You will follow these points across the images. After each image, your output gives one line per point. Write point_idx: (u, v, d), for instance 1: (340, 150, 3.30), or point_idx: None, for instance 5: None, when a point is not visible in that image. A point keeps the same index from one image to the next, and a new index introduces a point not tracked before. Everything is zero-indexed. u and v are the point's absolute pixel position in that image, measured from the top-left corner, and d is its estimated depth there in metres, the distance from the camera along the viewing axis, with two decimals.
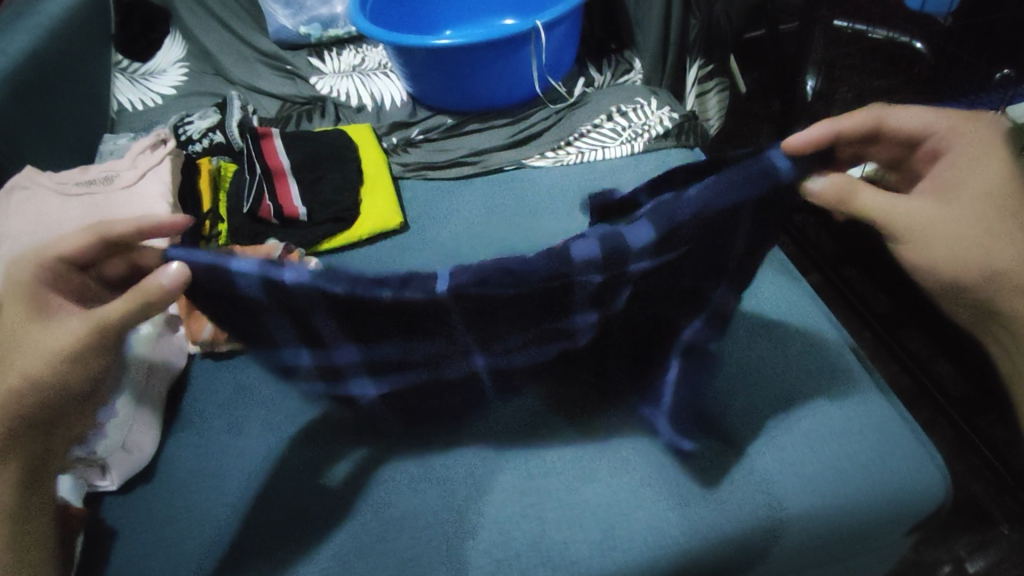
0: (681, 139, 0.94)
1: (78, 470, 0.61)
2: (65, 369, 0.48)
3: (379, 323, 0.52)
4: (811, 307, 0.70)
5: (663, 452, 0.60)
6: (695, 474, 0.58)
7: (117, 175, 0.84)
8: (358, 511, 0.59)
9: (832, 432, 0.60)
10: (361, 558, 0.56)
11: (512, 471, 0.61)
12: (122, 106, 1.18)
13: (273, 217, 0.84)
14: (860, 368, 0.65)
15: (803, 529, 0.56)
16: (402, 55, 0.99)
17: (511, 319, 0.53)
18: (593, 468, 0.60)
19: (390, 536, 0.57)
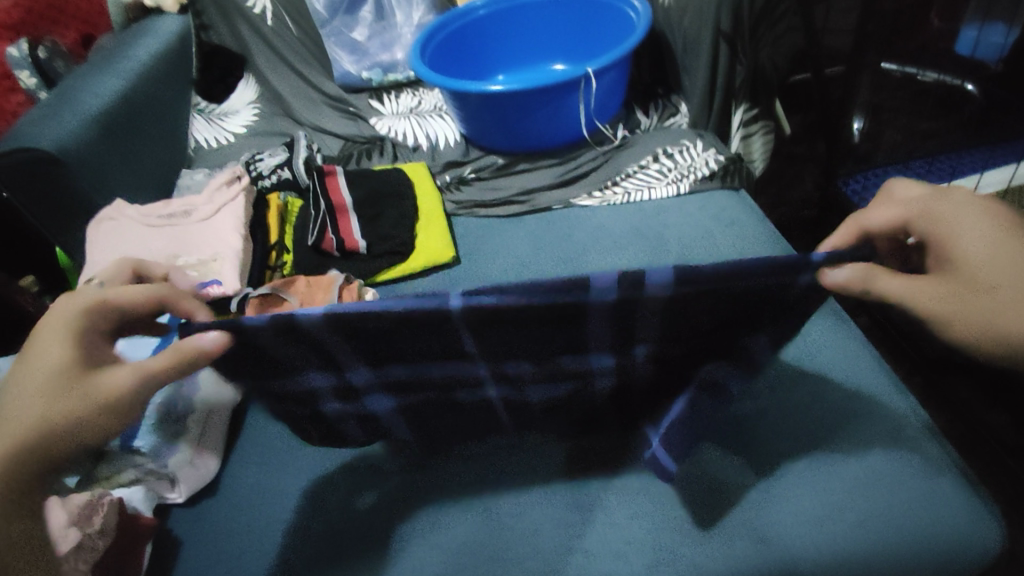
0: (726, 181, 0.95)
1: (149, 482, 0.65)
2: (85, 424, 0.45)
3: (408, 348, 0.52)
4: (861, 351, 0.71)
5: (708, 492, 0.60)
6: (739, 515, 0.59)
7: (195, 209, 0.91)
8: (406, 536, 0.61)
9: (879, 480, 0.58)
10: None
11: (553, 503, 0.62)
12: (198, 143, 1.27)
13: (334, 250, 0.89)
14: (910, 414, 0.63)
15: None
16: (457, 100, 1.05)
17: (527, 348, 0.53)
18: (635, 504, 0.61)
19: (436, 561, 0.59)
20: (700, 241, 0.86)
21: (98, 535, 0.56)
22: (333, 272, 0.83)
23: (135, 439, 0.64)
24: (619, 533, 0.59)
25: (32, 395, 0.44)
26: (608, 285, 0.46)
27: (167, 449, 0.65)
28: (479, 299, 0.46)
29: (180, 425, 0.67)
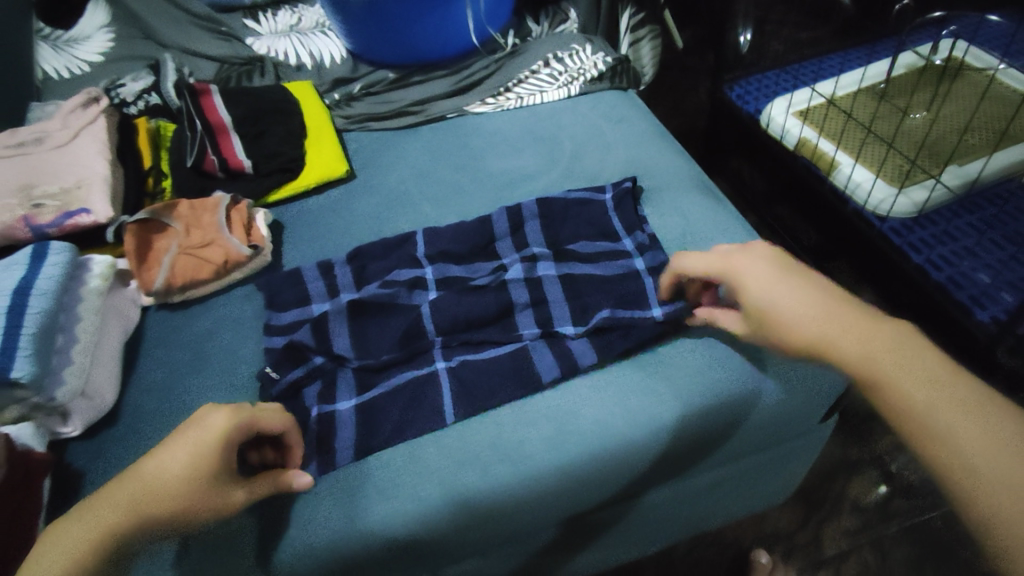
0: (614, 82, 0.99)
1: (38, 419, 0.61)
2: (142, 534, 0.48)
3: (377, 330, 0.67)
4: (747, 238, 0.74)
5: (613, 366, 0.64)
6: (644, 377, 0.63)
7: (49, 135, 0.82)
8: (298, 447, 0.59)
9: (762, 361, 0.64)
10: (321, 489, 0.58)
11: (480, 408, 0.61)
12: (46, 74, 1.14)
13: (217, 170, 0.84)
14: None
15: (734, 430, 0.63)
16: (337, 9, 0.99)
17: (464, 305, 0.67)
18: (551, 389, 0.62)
19: (351, 477, 0.58)
20: (592, 138, 0.89)
21: None
22: (217, 194, 0.79)
23: (9, 370, 0.57)
24: (532, 405, 0.62)
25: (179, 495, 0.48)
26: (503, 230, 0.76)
27: (53, 381, 0.61)
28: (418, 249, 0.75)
29: (65, 356, 0.63)
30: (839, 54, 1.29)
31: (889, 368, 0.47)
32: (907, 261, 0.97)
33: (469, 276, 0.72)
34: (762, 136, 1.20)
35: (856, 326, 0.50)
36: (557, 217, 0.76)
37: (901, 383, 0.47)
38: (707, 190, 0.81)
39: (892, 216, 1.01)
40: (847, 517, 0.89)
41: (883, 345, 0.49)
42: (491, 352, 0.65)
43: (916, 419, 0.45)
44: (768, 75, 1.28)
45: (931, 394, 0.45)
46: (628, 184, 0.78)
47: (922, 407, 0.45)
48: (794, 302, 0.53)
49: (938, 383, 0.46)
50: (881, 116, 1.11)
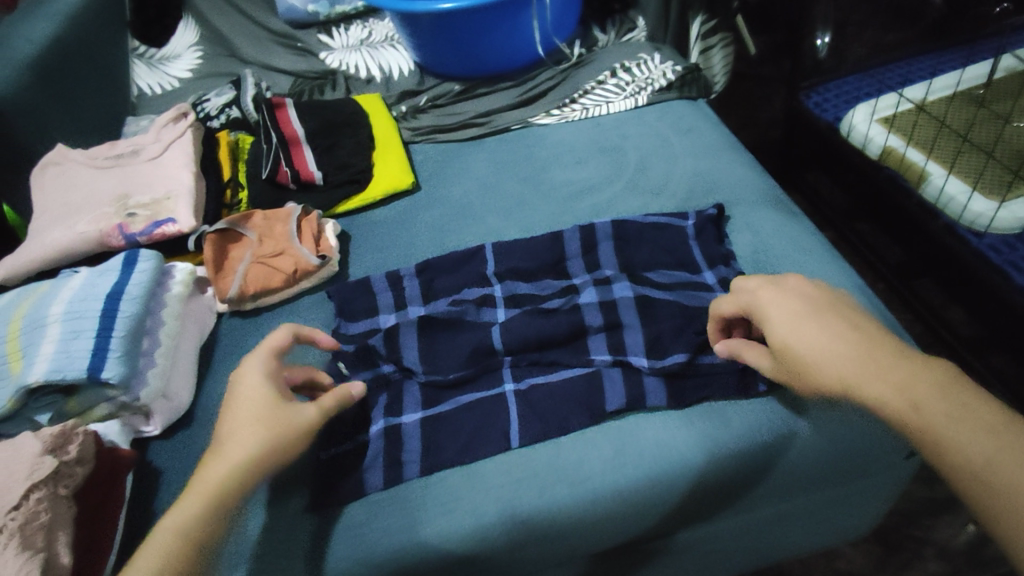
0: (684, 91, 0.96)
1: (124, 417, 0.65)
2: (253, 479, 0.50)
3: (448, 347, 0.67)
4: (830, 259, 0.70)
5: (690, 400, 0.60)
6: (716, 404, 0.60)
7: (142, 148, 0.88)
8: (363, 459, 0.60)
9: None
10: (384, 501, 0.58)
11: (544, 430, 0.59)
12: (141, 91, 1.22)
13: (290, 182, 0.87)
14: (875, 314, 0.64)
15: (809, 464, 0.59)
16: (407, 23, 1.01)
17: (534, 328, 0.65)
18: (618, 413, 0.60)
19: (412, 492, 0.58)
20: (659, 149, 0.86)
21: (75, 462, 0.57)
22: (290, 205, 0.82)
23: (101, 370, 0.61)
24: (596, 433, 0.59)
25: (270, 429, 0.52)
26: (570, 246, 0.74)
27: (138, 382, 0.65)
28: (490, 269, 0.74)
29: (151, 358, 0.66)
30: (932, 56, 1.18)
31: (939, 426, 0.44)
32: (1007, 282, 0.88)
33: (539, 293, 0.71)
34: (842, 146, 1.13)
35: (900, 379, 0.47)
36: (627, 236, 0.74)
37: (955, 442, 0.43)
38: (782, 205, 0.77)
39: (992, 231, 0.92)
40: (930, 562, 0.82)
41: (928, 397, 0.46)
42: (555, 375, 0.63)
43: (966, 473, 0.42)
44: (848, 80, 1.20)
45: (992, 448, 0.42)
46: (713, 210, 0.74)
47: (981, 465, 0.42)
48: (824, 352, 0.50)
49: (977, 420, 0.44)
50: (979, 123, 1.02)
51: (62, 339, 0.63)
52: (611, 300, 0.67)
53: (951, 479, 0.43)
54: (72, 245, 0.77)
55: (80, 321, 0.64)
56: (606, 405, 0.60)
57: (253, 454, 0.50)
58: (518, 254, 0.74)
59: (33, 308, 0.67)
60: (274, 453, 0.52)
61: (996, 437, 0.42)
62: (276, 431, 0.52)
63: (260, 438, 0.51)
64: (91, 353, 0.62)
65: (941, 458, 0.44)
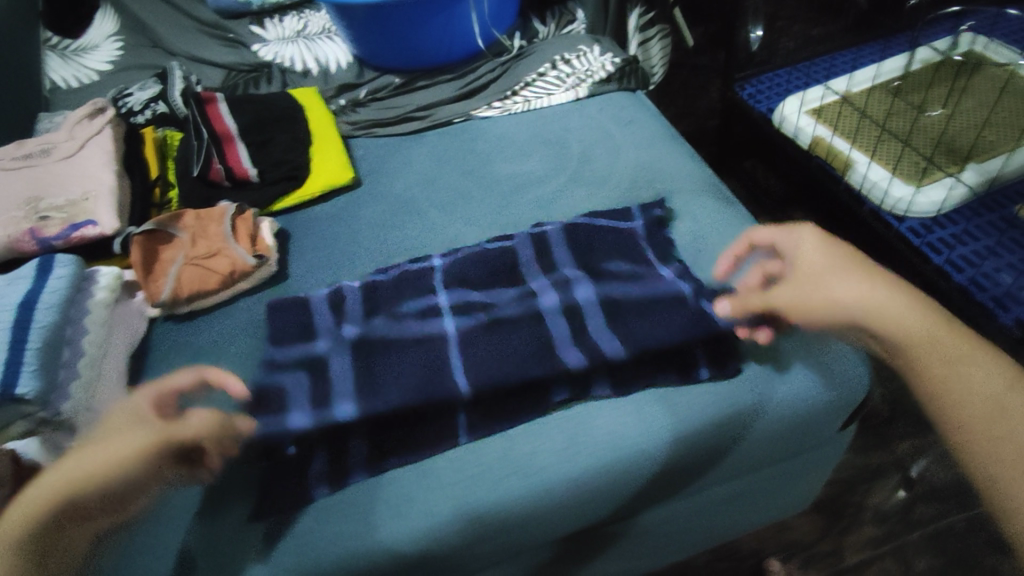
0: (624, 83, 0.97)
1: (46, 434, 0.60)
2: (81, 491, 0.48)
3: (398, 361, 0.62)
4: None
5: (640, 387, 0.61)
6: (665, 389, 0.61)
7: (56, 146, 0.83)
8: (311, 464, 0.58)
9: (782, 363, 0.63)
10: (337, 507, 0.57)
11: (497, 424, 0.59)
12: (55, 85, 1.14)
13: (223, 179, 0.84)
14: None
15: (753, 442, 0.61)
16: (342, 15, 0.98)
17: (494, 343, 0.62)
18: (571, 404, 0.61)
19: (365, 495, 0.57)
20: (600, 141, 0.87)
21: None
22: (224, 203, 0.78)
23: (15, 385, 0.57)
24: (548, 423, 0.60)
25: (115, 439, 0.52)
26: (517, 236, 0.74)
27: (59, 396, 0.60)
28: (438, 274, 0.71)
29: (73, 369, 0.62)
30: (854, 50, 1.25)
31: (946, 364, 0.52)
32: (926, 262, 0.94)
33: (492, 300, 0.67)
34: (774, 135, 1.17)
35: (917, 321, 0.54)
36: (578, 232, 0.73)
37: (957, 377, 0.51)
38: (719, 193, 0.79)
39: (911, 216, 0.98)
40: (868, 526, 0.87)
41: (927, 324, 0.54)
42: (526, 377, 0.60)
43: (969, 427, 0.49)
44: (779, 74, 1.27)
45: (983, 396, 0.50)
46: (659, 211, 0.75)
47: (981, 393, 0.50)
48: (838, 272, 0.58)
49: (976, 371, 0.52)
50: (897, 113, 1.08)
51: None
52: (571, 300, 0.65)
53: (957, 436, 0.50)
54: None
55: None
56: (561, 393, 0.61)
57: (91, 462, 0.50)
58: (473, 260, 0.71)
59: None
60: (99, 467, 0.49)
61: (991, 384, 0.50)
62: (115, 444, 0.51)
63: (98, 452, 0.50)
64: (2, 368, 0.57)
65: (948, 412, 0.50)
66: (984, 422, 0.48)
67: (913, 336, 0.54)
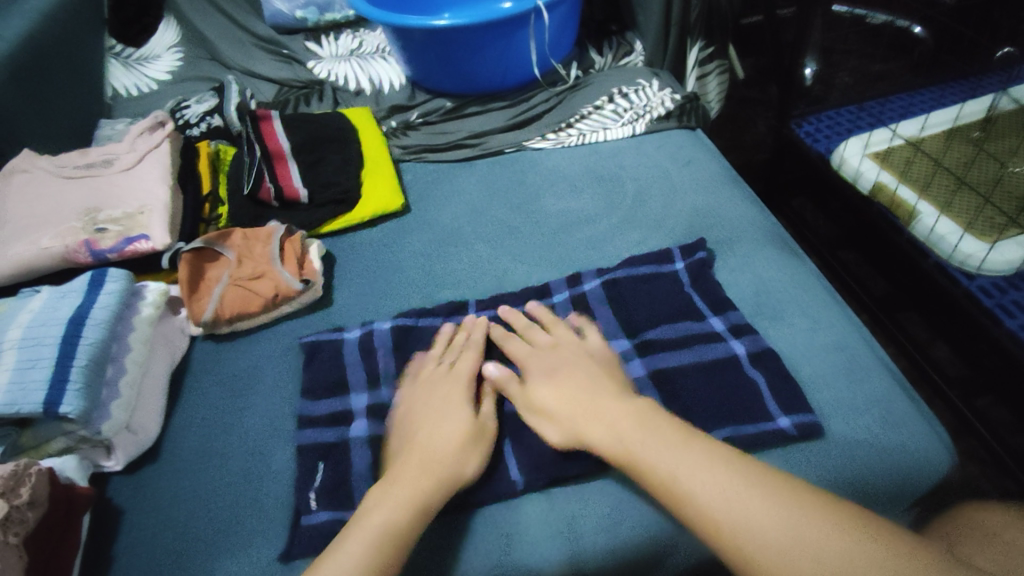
0: (682, 120, 0.95)
1: (83, 451, 0.60)
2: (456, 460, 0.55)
3: None
4: (830, 304, 0.69)
5: None
6: None
7: (116, 157, 0.84)
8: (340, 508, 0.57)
9: (856, 439, 0.57)
10: None
11: (541, 484, 0.56)
12: (117, 91, 1.17)
13: (273, 200, 0.84)
14: (874, 361, 0.63)
15: None
16: (401, 38, 0.99)
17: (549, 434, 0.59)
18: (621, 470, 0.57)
19: None
20: (656, 181, 0.85)
21: (28, 506, 0.52)
22: (273, 224, 0.78)
23: (59, 404, 0.56)
24: (591, 488, 0.56)
25: (453, 407, 0.59)
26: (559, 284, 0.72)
27: (100, 415, 0.60)
28: (471, 331, 0.69)
29: (114, 388, 0.62)
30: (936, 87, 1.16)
31: (771, 545, 0.44)
32: (995, 324, 0.88)
33: (538, 374, 0.64)
34: (832, 178, 1.13)
35: (712, 475, 0.48)
36: (632, 291, 0.69)
37: (683, 478, 0.48)
38: (781, 243, 0.75)
39: (981, 273, 0.92)
40: None
41: (622, 414, 0.54)
42: (578, 469, 0.57)
43: (709, 517, 0.46)
44: (841, 112, 1.21)
45: (717, 486, 0.47)
46: (703, 253, 0.73)
47: (707, 499, 0.47)
48: (650, 435, 0.52)
49: (724, 469, 0.48)
50: (976, 164, 1.02)
51: (16, 369, 0.58)
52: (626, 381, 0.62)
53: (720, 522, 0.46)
54: (35, 261, 0.73)
55: (38, 349, 0.59)
56: None
57: (454, 444, 0.56)
58: (513, 319, 0.69)
59: None
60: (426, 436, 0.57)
61: (730, 475, 0.48)
62: (439, 420, 0.58)
63: (420, 413, 0.59)
64: (48, 385, 0.57)
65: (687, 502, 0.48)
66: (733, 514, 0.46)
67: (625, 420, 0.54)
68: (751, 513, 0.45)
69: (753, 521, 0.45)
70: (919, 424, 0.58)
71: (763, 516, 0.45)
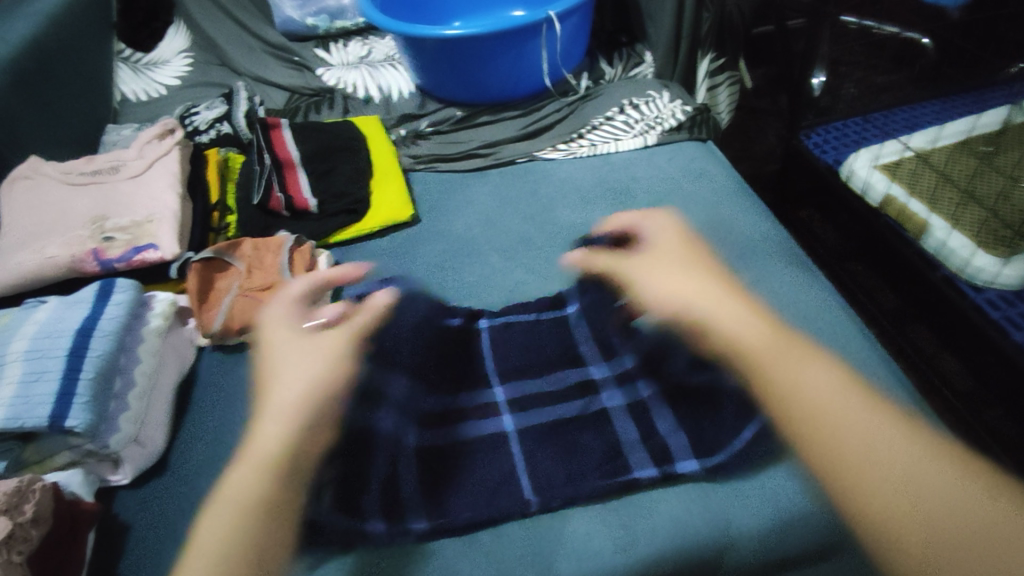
0: (694, 132, 0.94)
1: (88, 465, 0.59)
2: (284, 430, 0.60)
3: (460, 456, 0.59)
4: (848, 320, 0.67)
5: (712, 478, 0.56)
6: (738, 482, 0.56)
7: (124, 164, 0.83)
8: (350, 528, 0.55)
9: None
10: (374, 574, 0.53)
11: (553, 504, 0.55)
12: (125, 96, 1.17)
13: (284, 210, 0.83)
14: (894, 379, 0.61)
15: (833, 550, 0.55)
16: (410, 46, 0.98)
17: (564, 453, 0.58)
18: (632, 492, 0.56)
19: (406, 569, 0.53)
20: (669, 193, 0.84)
21: (32, 523, 0.51)
22: (283, 234, 0.77)
23: (65, 418, 0.55)
24: (605, 510, 0.55)
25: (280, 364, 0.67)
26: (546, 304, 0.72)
27: (107, 428, 0.59)
28: (485, 346, 0.68)
29: (121, 400, 0.61)
30: (947, 99, 1.15)
31: (893, 495, 0.50)
32: (1005, 338, 0.88)
33: (551, 391, 0.64)
34: (842, 190, 1.12)
35: (869, 425, 0.54)
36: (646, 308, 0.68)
37: (856, 424, 0.54)
38: (796, 257, 0.74)
39: (991, 287, 0.92)
40: None
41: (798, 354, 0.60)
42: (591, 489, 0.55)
43: (858, 457, 0.52)
44: (850, 123, 1.20)
45: (879, 439, 0.53)
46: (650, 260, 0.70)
47: (868, 458, 0.52)
48: (796, 357, 0.59)
49: (876, 413, 0.55)
50: (984, 176, 1.01)
51: (22, 382, 0.58)
52: (642, 400, 0.62)
53: (846, 461, 0.52)
54: (43, 269, 0.72)
55: (45, 361, 0.59)
56: (626, 472, 0.56)
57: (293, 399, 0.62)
58: (526, 335, 0.69)
59: None
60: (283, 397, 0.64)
61: (902, 433, 0.53)
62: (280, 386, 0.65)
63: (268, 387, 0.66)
64: (55, 399, 0.56)
65: (836, 435, 0.53)
66: (881, 463, 0.51)
67: (742, 324, 0.62)
68: (897, 469, 0.51)
69: (896, 478, 0.50)
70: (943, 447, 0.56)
71: (922, 476, 0.51)
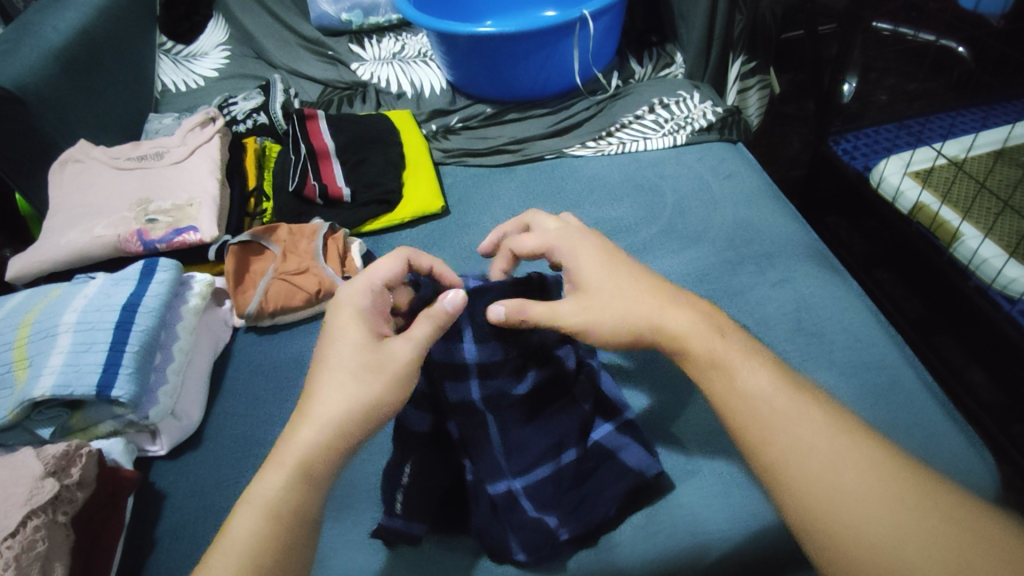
0: (724, 133, 0.94)
1: (129, 435, 0.62)
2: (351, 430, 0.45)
3: None
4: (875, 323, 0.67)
5: (733, 475, 0.56)
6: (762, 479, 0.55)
7: (167, 151, 0.86)
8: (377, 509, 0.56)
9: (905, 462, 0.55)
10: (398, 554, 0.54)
11: None
12: (165, 86, 1.20)
13: (317, 198, 0.85)
14: (920, 383, 0.61)
15: None
16: (444, 43, 1.00)
17: None
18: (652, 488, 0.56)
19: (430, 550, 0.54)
20: (697, 192, 0.85)
21: (77, 486, 0.53)
22: (318, 221, 0.80)
23: (111, 388, 0.58)
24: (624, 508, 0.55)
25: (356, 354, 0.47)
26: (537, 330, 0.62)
27: (148, 400, 0.61)
28: None
29: (162, 374, 0.63)
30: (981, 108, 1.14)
31: (855, 509, 0.37)
32: None
33: None
34: (871, 197, 1.11)
35: (791, 399, 0.43)
36: None
37: (739, 372, 0.45)
38: (823, 259, 0.75)
39: None
40: None
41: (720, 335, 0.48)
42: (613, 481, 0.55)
43: (749, 408, 0.43)
44: (882, 129, 1.18)
45: (761, 376, 0.45)
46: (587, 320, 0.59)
47: (765, 394, 0.44)
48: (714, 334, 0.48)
49: (762, 362, 0.46)
50: None
51: (71, 352, 0.60)
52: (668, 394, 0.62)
53: (734, 411, 0.44)
54: (89, 248, 0.75)
55: (93, 333, 0.61)
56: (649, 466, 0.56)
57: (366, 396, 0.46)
58: None
59: (44, 316, 0.64)
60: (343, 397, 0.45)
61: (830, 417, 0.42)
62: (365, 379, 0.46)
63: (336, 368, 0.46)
64: (102, 369, 0.59)
65: (725, 391, 0.45)
66: (788, 420, 0.42)
67: (599, 298, 0.51)
68: (806, 444, 0.41)
69: (803, 441, 0.41)
70: (968, 454, 0.56)
71: (849, 461, 0.39)
